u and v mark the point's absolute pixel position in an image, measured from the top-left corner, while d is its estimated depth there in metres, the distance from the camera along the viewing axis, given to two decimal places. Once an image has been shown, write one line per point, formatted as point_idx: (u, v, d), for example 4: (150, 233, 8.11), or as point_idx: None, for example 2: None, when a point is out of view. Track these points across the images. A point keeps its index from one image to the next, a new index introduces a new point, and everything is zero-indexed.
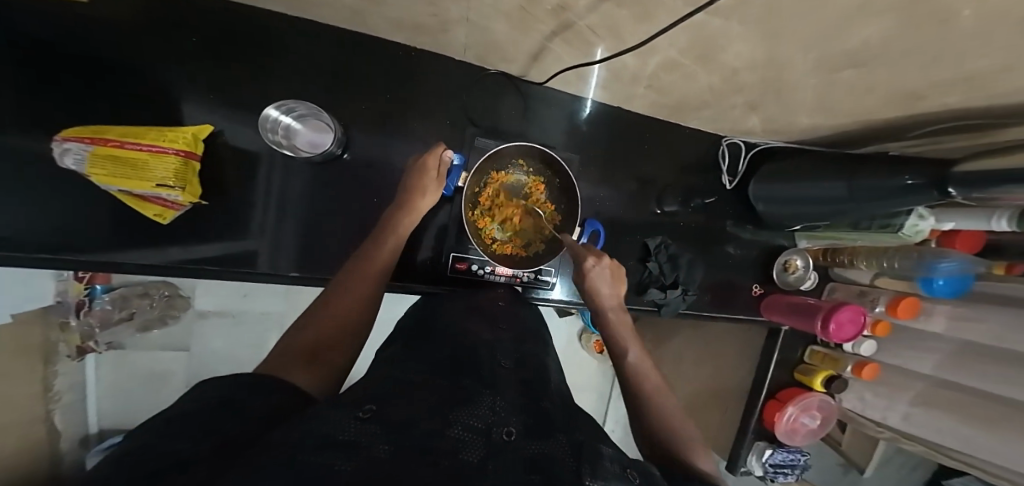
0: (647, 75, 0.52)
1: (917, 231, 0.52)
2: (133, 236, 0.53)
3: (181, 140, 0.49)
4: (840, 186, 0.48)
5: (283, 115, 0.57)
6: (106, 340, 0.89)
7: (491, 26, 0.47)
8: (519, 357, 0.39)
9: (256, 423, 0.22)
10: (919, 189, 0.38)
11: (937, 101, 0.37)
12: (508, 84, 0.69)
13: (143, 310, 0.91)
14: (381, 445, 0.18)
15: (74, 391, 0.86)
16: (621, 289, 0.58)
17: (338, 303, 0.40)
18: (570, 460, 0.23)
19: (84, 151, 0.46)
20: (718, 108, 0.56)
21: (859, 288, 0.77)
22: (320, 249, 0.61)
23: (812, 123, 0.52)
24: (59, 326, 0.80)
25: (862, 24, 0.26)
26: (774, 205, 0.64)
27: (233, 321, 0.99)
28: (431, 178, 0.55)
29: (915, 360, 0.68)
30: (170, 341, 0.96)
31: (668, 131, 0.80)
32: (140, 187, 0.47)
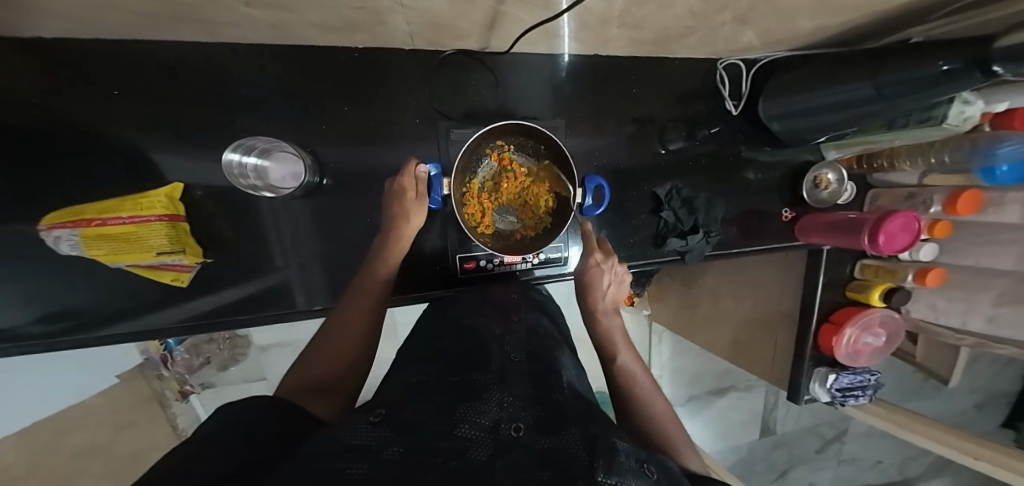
0: (618, 14, 0.46)
1: (966, 118, 0.44)
2: (171, 300, 0.59)
3: (160, 206, 0.51)
4: (867, 88, 0.41)
5: (245, 157, 0.58)
6: (199, 381, 0.98)
7: (432, 6, 0.43)
8: (530, 350, 0.39)
9: (273, 448, 0.24)
10: (959, 74, 0.31)
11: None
12: (470, 61, 0.65)
13: (215, 353, 1.00)
14: (392, 448, 0.17)
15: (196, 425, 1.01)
16: (622, 293, 0.55)
17: (339, 332, 0.43)
18: (580, 453, 0.19)
19: (73, 236, 0.49)
20: (704, 31, 0.49)
21: (907, 191, 0.69)
22: (339, 275, 0.65)
23: (817, 25, 0.44)
24: (157, 377, 0.92)
25: None
26: (793, 121, 0.57)
27: (292, 348, 1.08)
28: (410, 199, 0.53)
29: (991, 256, 0.61)
30: (250, 374, 1.06)
31: (656, 65, 0.72)
32: (145, 257, 0.51)
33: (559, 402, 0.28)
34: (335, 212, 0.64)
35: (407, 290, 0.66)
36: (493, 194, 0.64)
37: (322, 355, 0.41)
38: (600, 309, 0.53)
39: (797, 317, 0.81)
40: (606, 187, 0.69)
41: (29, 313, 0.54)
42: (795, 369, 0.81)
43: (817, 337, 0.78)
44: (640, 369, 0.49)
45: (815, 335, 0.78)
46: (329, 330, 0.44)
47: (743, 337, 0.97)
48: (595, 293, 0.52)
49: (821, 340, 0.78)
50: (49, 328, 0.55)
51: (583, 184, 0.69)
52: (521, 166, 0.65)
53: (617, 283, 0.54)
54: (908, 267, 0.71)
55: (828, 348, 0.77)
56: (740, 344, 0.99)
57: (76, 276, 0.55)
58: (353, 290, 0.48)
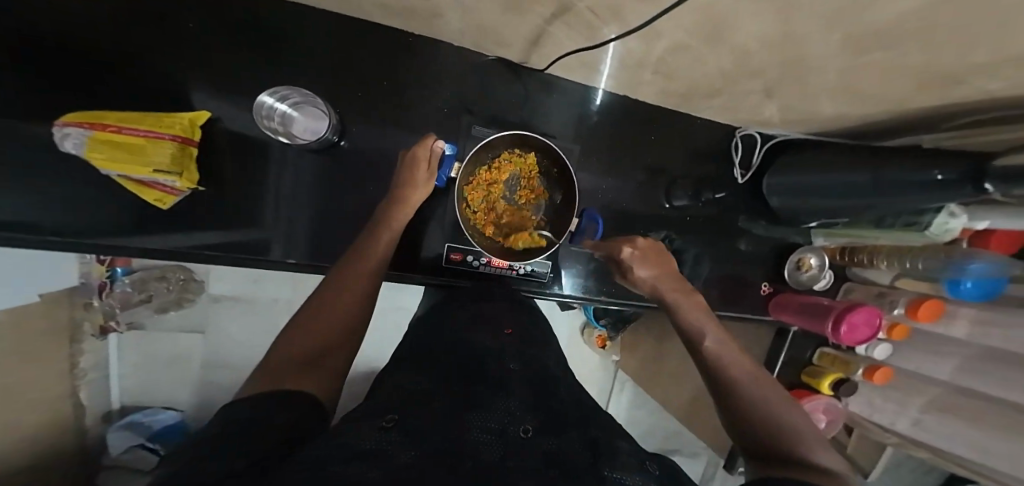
0: (654, 61, 0.49)
1: (947, 229, 0.48)
2: (153, 227, 0.55)
3: (178, 127, 0.50)
4: (864, 179, 0.44)
5: (278, 102, 0.57)
6: (128, 320, 0.90)
7: (487, 9, 0.46)
8: (524, 359, 0.38)
9: (281, 447, 0.20)
10: (954, 184, 0.34)
11: (979, 90, 0.33)
12: (508, 71, 0.67)
13: (161, 293, 0.92)
14: (406, 453, 0.17)
15: (102, 368, 0.89)
16: (673, 266, 0.54)
17: (332, 297, 0.39)
18: (584, 456, 0.21)
19: (82, 136, 0.47)
20: (731, 95, 0.53)
21: (879, 289, 0.73)
22: (326, 237, 0.62)
23: (836, 113, 0.48)
24: (84, 305, 0.82)
25: (881, 7, 0.24)
26: (791, 199, 0.60)
27: (248, 307, 0.99)
28: (422, 169, 0.54)
29: (931, 363, 0.65)
30: (188, 324, 0.96)
31: (681, 121, 0.76)
32: (138, 171, 0.48)
33: (560, 409, 0.29)
34: (340, 176, 0.62)
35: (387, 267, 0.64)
36: (501, 196, 0.64)
37: (321, 316, 0.36)
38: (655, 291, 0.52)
39: None
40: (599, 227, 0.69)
41: None
42: None
43: None
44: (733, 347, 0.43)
45: None
46: (325, 291, 0.39)
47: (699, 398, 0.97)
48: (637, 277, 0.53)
49: None
50: None
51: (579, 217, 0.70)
52: (535, 185, 0.65)
53: (659, 261, 0.54)
54: (861, 361, 0.74)
55: None
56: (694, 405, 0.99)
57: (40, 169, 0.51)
58: (351, 254, 0.46)
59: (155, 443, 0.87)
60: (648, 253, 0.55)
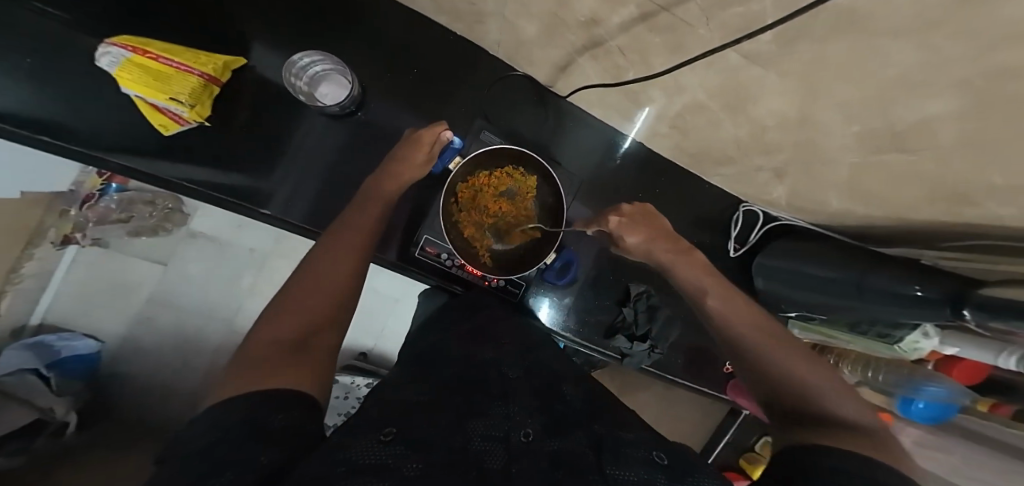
0: (673, 115, 0.50)
1: (916, 348, 0.49)
2: (150, 150, 0.51)
3: (211, 66, 0.49)
4: (848, 279, 0.44)
5: (310, 64, 0.56)
6: (94, 236, 0.84)
7: (526, 28, 0.48)
8: (529, 366, 0.37)
9: (292, 447, 0.18)
10: (932, 303, 0.34)
11: (967, 216, 0.33)
12: (531, 89, 0.68)
13: (142, 217, 0.85)
14: (411, 464, 0.16)
15: (42, 278, 0.81)
16: (663, 223, 0.51)
17: (327, 272, 0.35)
18: (587, 452, 0.23)
19: (120, 55, 0.46)
20: (742, 167, 0.54)
21: None
22: (322, 201, 0.59)
23: (843, 208, 0.49)
24: (59, 212, 0.79)
25: (915, 94, 0.24)
26: (775, 284, 0.60)
27: (220, 249, 0.91)
28: (422, 151, 0.53)
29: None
30: (152, 253, 0.89)
31: (691, 183, 0.77)
32: (155, 97, 0.46)
33: (565, 408, 0.30)
34: (352, 146, 0.61)
35: None
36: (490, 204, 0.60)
37: (307, 289, 0.33)
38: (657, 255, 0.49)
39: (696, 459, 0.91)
40: (574, 266, 0.71)
41: None
42: None
43: None
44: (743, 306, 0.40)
45: None
46: (316, 259, 0.37)
47: None
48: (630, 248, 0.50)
49: None
50: None
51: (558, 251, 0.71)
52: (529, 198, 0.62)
53: (648, 220, 0.50)
54: None
55: None
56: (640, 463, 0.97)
57: None
58: (342, 223, 0.44)
59: (50, 370, 0.74)
60: (641, 217, 0.50)
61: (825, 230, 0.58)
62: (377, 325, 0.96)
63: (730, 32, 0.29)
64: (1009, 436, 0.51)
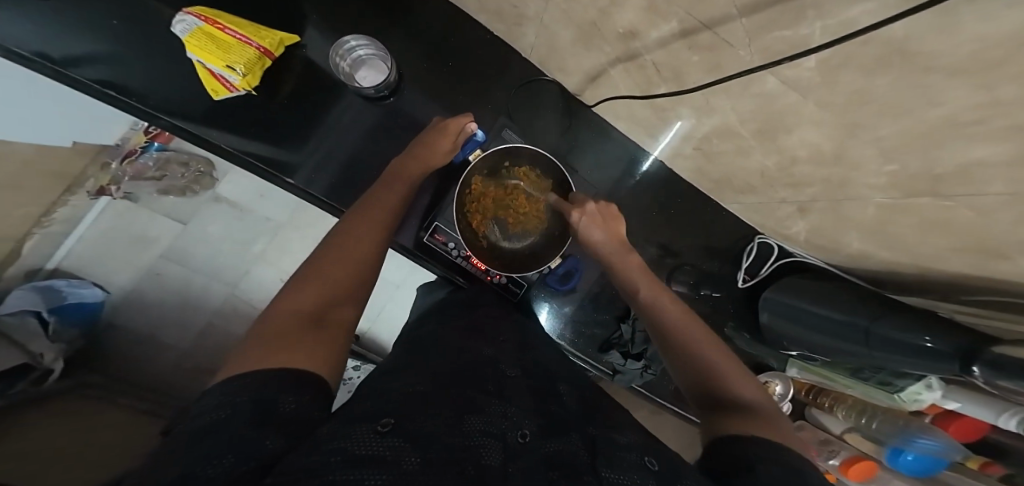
0: (700, 137, 0.50)
1: (916, 399, 0.48)
2: (196, 114, 0.53)
3: (268, 40, 0.51)
4: (856, 323, 0.44)
5: (357, 47, 0.57)
6: (126, 190, 0.83)
7: (563, 34, 0.48)
8: (521, 366, 0.36)
9: (283, 434, 0.17)
10: (940, 355, 0.34)
11: (993, 271, 0.33)
12: (562, 97, 0.68)
13: (173, 176, 0.85)
14: (410, 457, 0.16)
15: (68, 224, 0.81)
16: (618, 229, 0.56)
17: (352, 249, 0.37)
18: (584, 456, 0.22)
19: (190, 21, 0.48)
20: (765, 197, 0.54)
21: (825, 436, 0.71)
22: (351, 178, 0.60)
23: (862, 250, 0.49)
24: (99, 164, 0.78)
25: (952, 138, 0.24)
26: (779, 320, 0.59)
27: (240, 217, 0.90)
28: (445, 138, 0.53)
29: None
30: (174, 212, 0.87)
31: (707, 209, 0.76)
32: (213, 63, 0.48)
33: (560, 412, 0.29)
34: (382, 130, 0.61)
35: None
36: (500, 200, 0.61)
37: (331, 264, 0.34)
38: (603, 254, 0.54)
39: None
40: (576, 275, 0.69)
41: None
42: None
43: None
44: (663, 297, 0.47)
45: None
46: (339, 238, 0.38)
47: None
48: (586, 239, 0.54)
49: None
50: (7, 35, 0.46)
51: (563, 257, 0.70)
52: (539, 200, 0.62)
53: (607, 221, 0.56)
54: None
55: None
56: None
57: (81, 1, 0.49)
58: (366, 201, 0.45)
59: (53, 316, 0.75)
60: (599, 216, 0.56)
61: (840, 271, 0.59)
62: (375, 309, 0.95)
63: (769, 54, 0.29)
64: None
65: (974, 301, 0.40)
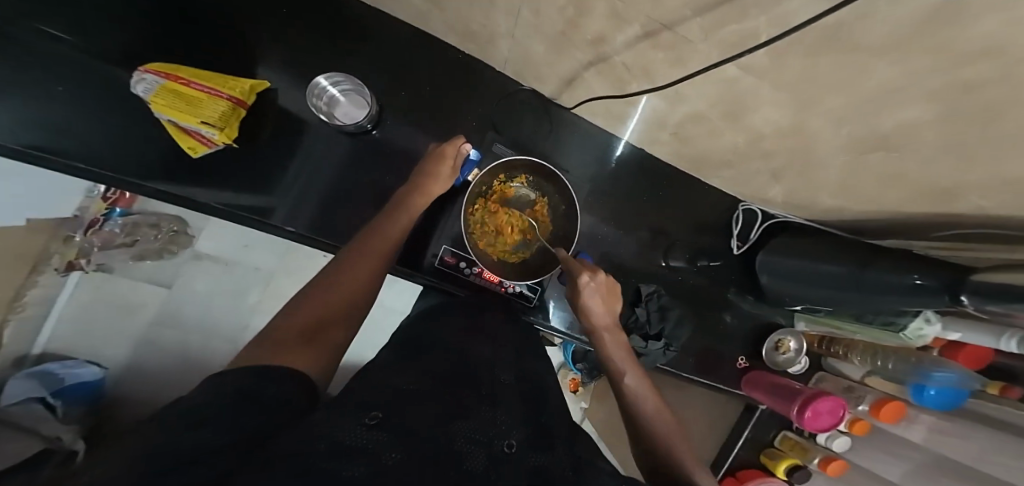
0: (673, 123, 0.53)
1: (919, 335, 0.51)
2: (178, 175, 0.55)
3: (238, 90, 0.53)
4: (849, 272, 0.46)
5: (330, 87, 0.60)
6: (99, 261, 0.85)
7: (534, 46, 0.51)
8: (519, 373, 0.40)
9: (268, 419, 0.20)
10: (929, 291, 0.36)
11: (961, 210, 0.36)
12: (539, 103, 0.71)
13: (147, 240, 0.86)
14: (390, 453, 0.19)
15: (43, 307, 0.80)
16: (617, 306, 0.56)
17: (348, 279, 0.40)
18: (564, 471, 0.25)
19: (155, 82, 0.49)
20: (740, 170, 0.57)
21: (848, 383, 0.75)
22: (330, 212, 0.62)
23: (834, 205, 0.52)
24: (64, 238, 0.79)
25: (898, 103, 0.27)
26: (779, 280, 0.62)
27: (224, 268, 0.94)
28: (447, 165, 0.56)
29: (886, 465, 0.69)
30: (155, 275, 0.90)
31: (689, 185, 0.80)
32: (186, 120, 0.49)
33: (545, 425, 0.32)
34: (369, 161, 0.64)
35: None
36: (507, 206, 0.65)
37: (327, 290, 0.38)
38: (598, 327, 0.55)
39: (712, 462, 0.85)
40: None
41: None
42: None
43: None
44: (644, 389, 0.52)
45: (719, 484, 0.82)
46: (335, 269, 0.41)
47: None
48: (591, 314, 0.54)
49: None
50: None
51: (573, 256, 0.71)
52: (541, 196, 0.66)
53: (610, 297, 0.55)
54: (818, 450, 0.77)
55: None
56: None
57: None
58: (373, 234, 0.48)
59: (58, 399, 0.76)
60: (605, 288, 0.55)
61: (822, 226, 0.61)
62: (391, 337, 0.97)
63: (728, 47, 0.32)
64: (1012, 416, 0.51)
65: (943, 236, 0.45)
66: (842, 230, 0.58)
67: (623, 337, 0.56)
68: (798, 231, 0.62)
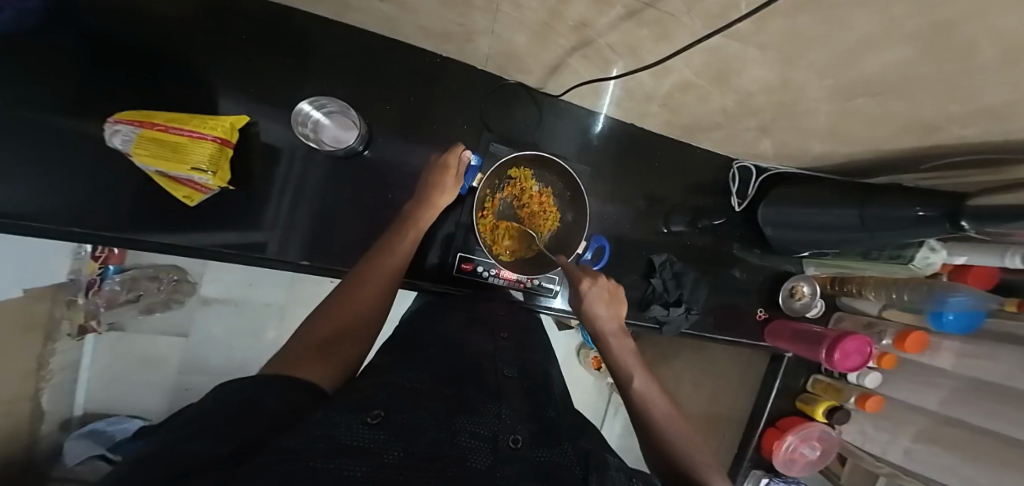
0: (661, 95, 0.54)
1: (928, 264, 0.52)
2: (183, 224, 0.58)
3: (220, 128, 0.53)
4: (851, 214, 0.48)
5: (314, 111, 0.62)
6: (109, 320, 0.99)
7: (515, 39, 0.51)
8: (520, 365, 0.44)
9: (269, 422, 0.23)
10: (932, 221, 0.38)
11: (962, 135, 0.37)
12: (525, 94, 0.72)
13: (151, 292, 1.02)
14: (391, 453, 0.21)
15: (71, 369, 0.95)
16: (621, 311, 0.60)
17: (359, 294, 0.44)
18: (577, 469, 0.27)
19: (134, 133, 0.51)
20: (730, 130, 0.58)
21: (867, 320, 0.76)
22: (330, 237, 0.64)
23: (826, 149, 0.52)
24: (67, 303, 0.91)
25: (878, 50, 0.28)
26: (784, 230, 0.64)
27: (233, 307, 1.08)
28: (450, 176, 0.58)
29: (919, 393, 0.68)
30: (172, 326, 1.05)
31: (681, 151, 0.81)
32: (178, 169, 0.51)
33: (552, 420, 0.34)
34: (364, 180, 0.66)
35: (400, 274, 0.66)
36: (521, 199, 0.67)
37: (338, 311, 0.41)
38: (605, 332, 0.58)
39: (746, 413, 0.89)
40: (606, 250, 0.75)
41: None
42: (736, 462, 0.88)
43: (762, 438, 0.85)
44: (656, 392, 0.51)
45: (761, 435, 0.86)
46: (349, 286, 0.44)
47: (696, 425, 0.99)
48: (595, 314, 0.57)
49: (765, 441, 0.85)
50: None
51: (587, 240, 0.75)
52: (551, 181, 0.68)
53: (613, 302, 0.60)
54: (853, 389, 0.77)
55: (768, 450, 0.84)
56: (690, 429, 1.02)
57: (72, 165, 0.54)
58: (381, 249, 0.51)
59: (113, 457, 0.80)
60: (607, 294, 0.59)
61: (817, 175, 0.63)
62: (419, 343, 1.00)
63: (708, 19, 0.32)
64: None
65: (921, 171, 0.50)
66: (832, 172, 0.60)
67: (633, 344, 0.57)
68: (800, 181, 0.64)
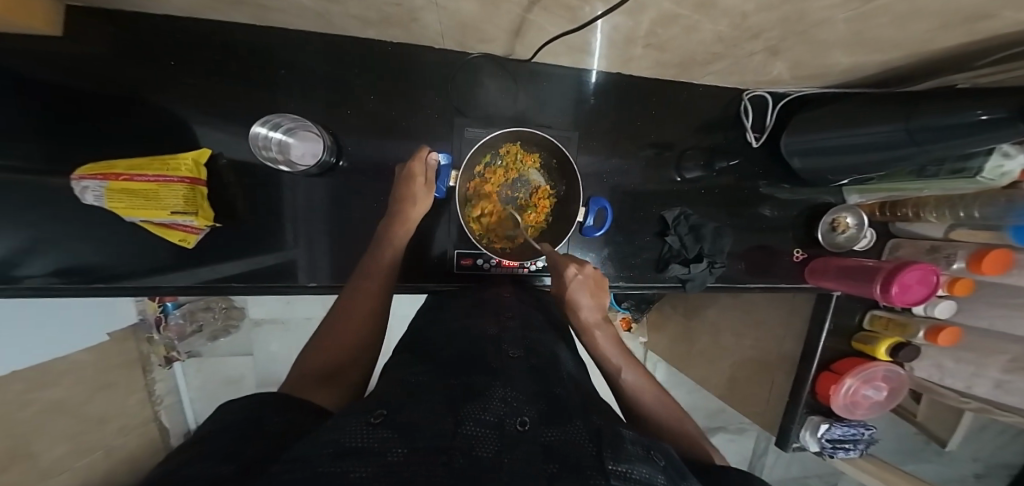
0: (644, 33, 0.46)
1: (1003, 173, 0.43)
2: (191, 262, 0.62)
3: (184, 168, 0.55)
4: (896, 131, 0.40)
5: (272, 132, 0.60)
6: (186, 349, 1.08)
7: (462, 8, 0.45)
8: (526, 345, 0.43)
9: (268, 446, 0.24)
10: (1001, 123, 0.30)
11: None
12: (494, 65, 0.66)
13: (209, 321, 1.09)
14: (396, 449, 0.18)
15: (174, 394, 1.10)
16: (604, 298, 0.54)
17: (349, 318, 0.45)
18: (588, 445, 0.23)
19: (100, 187, 0.53)
20: (733, 57, 0.50)
21: (930, 244, 0.66)
22: (333, 254, 0.66)
23: (852, 62, 0.45)
24: (148, 339, 1.02)
25: None
26: (815, 159, 0.56)
27: (283, 326, 1.17)
28: (419, 184, 0.56)
29: (1008, 320, 0.57)
30: (238, 348, 1.15)
31: (683, 90, 0.72)
32: (158, 215, 0.54)
33: (560, 398, 0.33)
34: (347, 193, 0.66)
35: (406, 279, 0.67)
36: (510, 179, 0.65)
37: (337, 334, 0.43)
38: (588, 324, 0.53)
39: (797, 360, 0.79)
40: (609, 212, 0.69)
41: (32, 266, 0.57)
42: (788, 412, 0.79)
43: (815, 382, 0.77)
44: (639, 374, 0.51)
45: (814, 380, 0.77)
46: (340, 310, 0.46)
47: (739, 375, 0.95)
48: (578, 309, 0.51)
49: (819, 385, 0.76)
50: (42, 286, 0.57)
51: (587, 204, 0.70)
52: (532, 151, 0.64)
53: (595, 291, 0.53)
54: (920, 323, 0.69)
55: (825, 396, 0.75)
56: (734, 379, 0.97)
57: (91, 232, 0.58)
58: (358, 272, 0.51)
59: None
60: (592, 282, 0.53)
61: (847, 91, 0.56)
62: None
63: None
64: None
65: (987, 65, 0.43)
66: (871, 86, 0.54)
67: (612, 327, 0.54)
68: (824, 102, 0.57)
